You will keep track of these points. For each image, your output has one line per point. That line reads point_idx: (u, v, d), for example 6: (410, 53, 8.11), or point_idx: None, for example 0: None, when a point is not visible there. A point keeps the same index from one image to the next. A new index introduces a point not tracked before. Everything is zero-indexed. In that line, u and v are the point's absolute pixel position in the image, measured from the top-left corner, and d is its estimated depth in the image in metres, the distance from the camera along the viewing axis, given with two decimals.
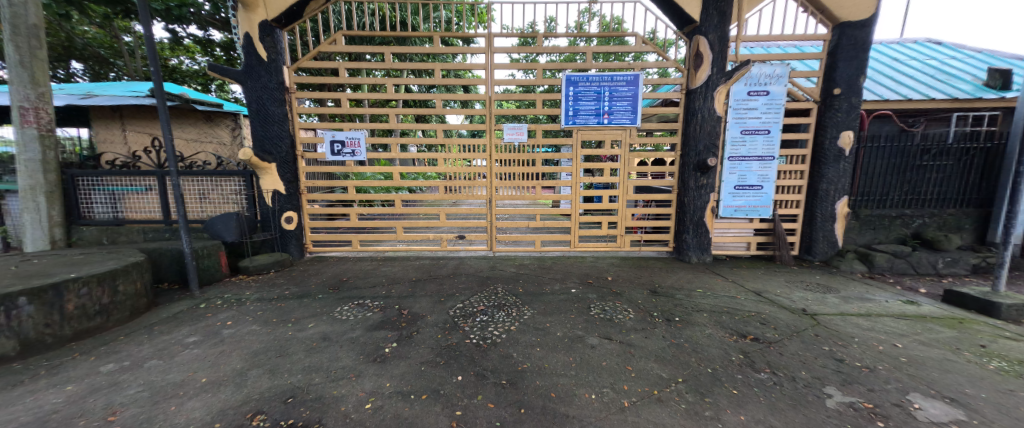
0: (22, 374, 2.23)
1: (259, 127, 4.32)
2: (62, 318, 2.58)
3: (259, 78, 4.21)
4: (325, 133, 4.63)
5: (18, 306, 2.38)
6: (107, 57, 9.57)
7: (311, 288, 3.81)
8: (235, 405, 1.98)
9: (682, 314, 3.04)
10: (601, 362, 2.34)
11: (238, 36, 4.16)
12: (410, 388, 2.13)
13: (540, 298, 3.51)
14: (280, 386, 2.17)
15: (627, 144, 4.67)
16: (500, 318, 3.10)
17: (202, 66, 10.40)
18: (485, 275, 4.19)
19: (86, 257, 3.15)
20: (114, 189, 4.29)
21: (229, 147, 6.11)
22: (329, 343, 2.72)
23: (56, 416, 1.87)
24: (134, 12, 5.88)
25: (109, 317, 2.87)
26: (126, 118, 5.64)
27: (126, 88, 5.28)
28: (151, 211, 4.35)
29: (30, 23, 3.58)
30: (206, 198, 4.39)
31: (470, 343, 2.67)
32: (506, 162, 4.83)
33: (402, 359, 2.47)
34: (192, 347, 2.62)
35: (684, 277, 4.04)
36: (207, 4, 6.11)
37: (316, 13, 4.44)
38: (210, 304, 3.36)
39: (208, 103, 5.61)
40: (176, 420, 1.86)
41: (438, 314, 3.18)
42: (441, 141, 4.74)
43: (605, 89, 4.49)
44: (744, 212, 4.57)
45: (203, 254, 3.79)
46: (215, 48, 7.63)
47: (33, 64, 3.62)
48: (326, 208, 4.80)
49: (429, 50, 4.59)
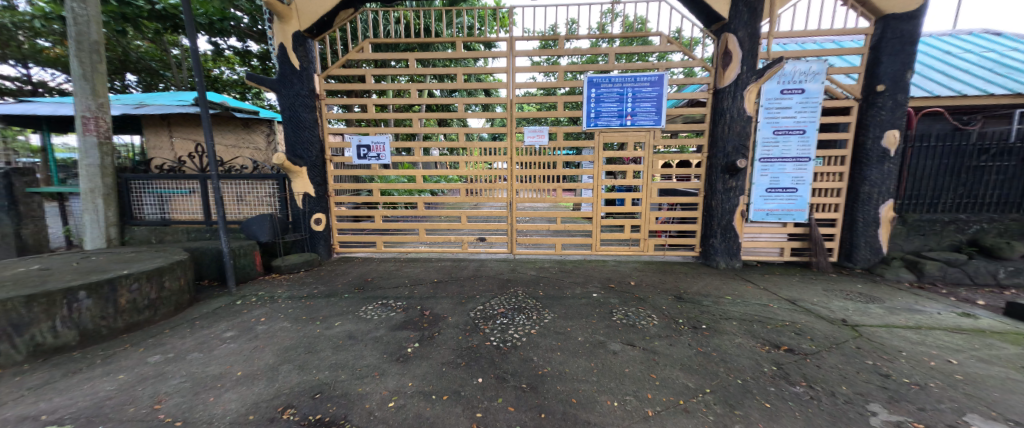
0: (81, 363, 2.44)
1: (290, 133, 4.52)
2: (116, 311, 2.79)
3: (292, 86, 4.41)
4: (352, 138, 4.78)
5: (78, 300, 2.60)
6: (158, 69, 10.30)
7: (337, 287, 3.95)
8: (267, 398, 2.08)
9: (709, 322, 2.93)
10: (623, 369, 2.30)
11: (274, 47, 4.37)
12: (431, 388, 2.16)
13: (561, 302, 3.47)
14: (307, 382, 2.26)
15: (651, 145, 4.56)
16: (520, 321, 3.09)
17: (241, 76, 11.04)
18: (506, 277, 4.20)
19: (137, 254, 3.41)
20: (161, 192, 4.59)
21: (265, 152, 6.35)
22: (354, 341, 2.80)
23: (109, 403, 2.03)
24: (181, 26, 6.32)
25: (156, 311, 3.08)
26: (173, 126, 5.97)
27: (174, 98, 5.66)
28: (194, 212, 4.64)
29: (91, 39, 3.91)
30: (243, 200, 4.71)
31: (491, 345, 2.68)
32: (527, 165, 4.82)
33: (423, 359, 2.51)
34: (229, 342, 2.77)
35: (711, 283, 3.88)
36: (246, 17, 6.49)
37: (345, 22, 4.59)
38: (246, 301, 3.54)
39: (246, 110, 5.92)
40: (214, 411, 1.97)
41: (459, 316, 3.21)
42: (462, 145, 4.80)
43: (628, 90, 4.41)
44: (776, 216, 4.36)
45: (240, 253, 4.00)
46: (252, 59, 8.08)
47: (94, 77, 3.95)
48: (352, 210, 4.94)
49: (452, 55, 4.61)
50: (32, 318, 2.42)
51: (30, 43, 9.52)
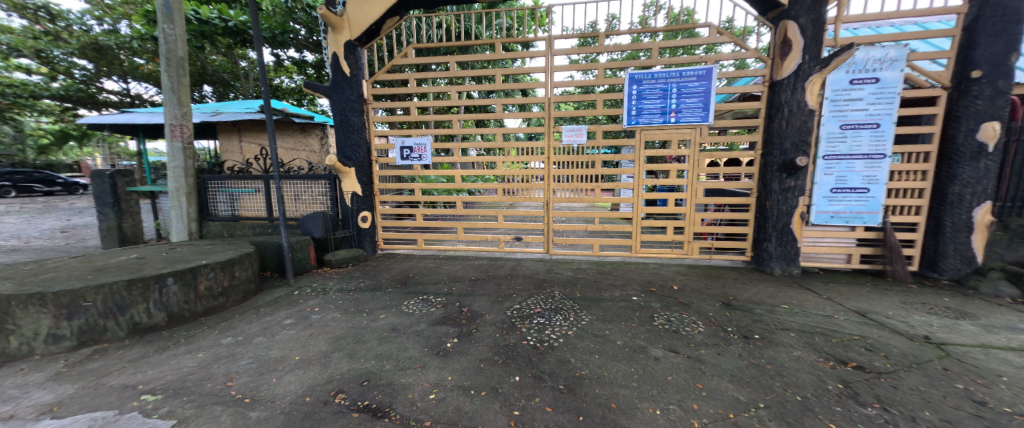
0: (169, 341, 2.78)
1: (341, 135, 4.83)
2: (196, 296, 3.15)
3: (343, 92, 4.70)
4: (396, 139, 4.99)
5: (167, 285, 2.97)
6: (229, 80, 11.45)
7: (382, 282, 4.16)
8: (322, 382, 2.25)
9: (762, 332, 2.73)
10: (666, 376, 2.21)
11: (328, 56, 4.70)
12: (470, 383, 2.21)
13: (599, 304, 3.40)
14: (356, 369, 2.40)
15: (697, 143, 4.33)
16: (557, 321, 3.07)
17: (298, 84, 11.96)
18: (542, 277, 4.19)
19: (213, 247, 3.82)
20: (231, 191, 5.09)
21: (319, 154, 6.81)
22: (397, 333, 2.94)
23: (191, 378, 2.30)
24: (248, 41, 6.97)
25: (228, 298, 3.43)
26: (242, 131, 6.57)
27: (243, 106, 6.26)
28: (258, 210, 5.10)
29: (178, 55, 4.43)
30: (300, 199, 5.11)
31: (528, 345, 2.69)
32: (564, 164, 4.77)
33: (462, 355, 2.57)
34: (288, 328, 3.03)
35: (765, 290, 3.61)
36: (303, 29, 7.01)
37: (391, 29, 4.77)
38: (302, 291, 3.84)
39: (302, 115, 6.41)
40: (277, 391, 2.16)
41: (497, 314, 3.26)
42: (499, 145, 4.85)
43: (672, 85, 4.22)
44: (842, 219, 3.97)
45: (298, 247, 4.35)
46: (308, 67, 8.74)
47: (180, 89, 4.47)
48: (395, 209, 5.17)
49: (490, 57, 4.66)
50: (132, 300, 2.80)
51: (129, 61, 10.95)
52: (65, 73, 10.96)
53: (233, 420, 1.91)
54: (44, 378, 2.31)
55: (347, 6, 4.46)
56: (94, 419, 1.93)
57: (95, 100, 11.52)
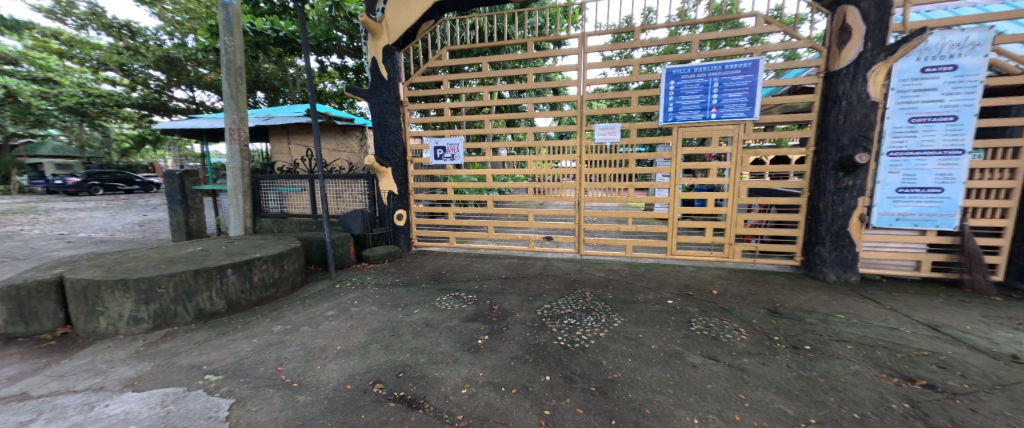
0: (228, 327, 3.04)
1: (379, 137, 5.04)
2: (251, 286, 3.42)
3: (382, 95, 4.91)
4: (430, 140, 5.12)
5: (226, 275, 3.24)
6: (279, 87, 12.30)
7: (416, 278, 4.31)
8: (361, 371, 2.37)
9: (814, 343, 2.54)
10: (704, 384, 2.11)
11: (368, 61, 4.92)
12: (501, 380, 2.24)
13: (632, 306, 3.32)
14: (392, 361, 2.51)
15: (741, 140, 4.09)
16: (588, 323, 3.03)
17: (340, 88, 12.61)
18: (573, 278, 4.15)
19: (265, 241, 4.12)
20: (280, 189, 5.47)
21: (358, 154, 7.15)
22: (431, 328, 3.03)
23: (247, 362, 2.51)
24: (296, 49, 7.45)
25: (278, 288, 3.69)
26: (290, 134, 7.04)
27: (291, 110, 6.70)
28: (304, 208, 5.44)
29: (236, 65, 4.82)
30: (341, 197, 5.40)
31: (558, 345, 2.68)
32: (596, 163, 4.69)
33: (493, 352, 2.61)
34: (331, 319, 3.21)
35: (817, 298, 3.35)
36: (345, 36, 7.38)
37: (426, 33, 4.86)
38: (343, 285, 4.06)
39: (344, 118, 6.77)
40: (321, 378, 2.31)
41: (527, 313, 3.27)
42: (530, 144, 4.85)
43: (714, 79, 4.02)
44: (910, 222, 3.60)
45: (339, 243, 4.60)
46: (348, 72, 9.20)
47: (238, 96, 4.85)
48: (428, 207, 5.32)
49: (523, 56, 4.65)
50: (197, 288, 3.08)
51: (195, 72, 12.06)
52: (143, 84, 12.26)
53: (283, 403, 2.06)
54: (127, 355, 2.62)
55: (386, 12, 4.66)
56: (167, 394, 2.16)
57: (166, 107, 12.78)
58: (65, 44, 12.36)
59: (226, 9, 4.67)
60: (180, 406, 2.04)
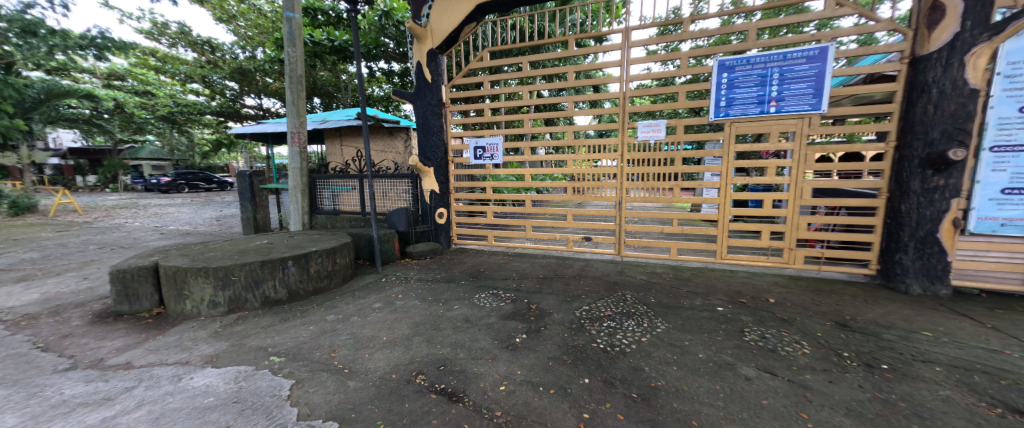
0: (288, 314, 3.33)
1: (422, 138, 5.24)
2: (308, 278, 3.71)
3: (425, 97, 5.10)
4: (470, 140, 5.23)
5: (288, 267, 3.55)
6: (333, 92, 13.18)
7: (455, 274, 4.42)
8: (405, 362, 2.48)
9: (891, 362, 2.26)
10: (759, 399, 1.96)
11: (413, 65, 5.13)
12: (539, 380, 2.23)
13: (677, 312, 3.16)
14: (433, 354, 2.60)
15: (804, 135, 3.74)
16: (629, 326, 2.93)
17: (387, 92, 13.26)
18: (613, 280, 4.03)
19: (320, 236, 4.45)
20: (333, 188, 5.87)
21: (403, 155, 7.50)
22: (470, 324, 3.10)
23: (304, 347, 2.72)
24: (348, 57, 7.94)
25: (331, 280, 3.97)
26: (342, 136, 7.53)
27: (343, 114, 7.17)
28: (354, 205, 5.80)
29: (297, 74, 5.24)
30: (387, 196, 5.70)
31: (598, 347, 2.62)
32: (639, 162, 4.52)
33: (531, 351, 2.61)
34: (377, 311, 3.40)
35: (895, 312, 2.98)
36: (392, 42, 7.73)
37: (468, 35, 4.96)
38: (388, 279, 4.27)
39: (390, 120, 7.11)
40: (369, 366, 2.45)
41: (565, 313, 3.23)
42: (570, 143, 4.78)
43: (773, 70, 3.71)
44: (1018, 228, 3.09)
45: (385, 239, 4.86)
46: (395, 76, 9.65)
47: (298, 102, 5.28)
48: (468, 206, 5.45)
49: (563, 54, 4.59)
50: (264, 277, 3.41)
51: (262, 81, 13.30)
52: (220, 93, 13.74)
53: (335, 387, 2.22)
54: (207, 334, 2.96)
55: (431, 18, 4.82)
56: (239, 371, 2.41)
57: (239, 114, 14.22)
58: (159, 60, 14.17)
59: (289, 23, 5.07)
60: (250, 383, 2.26)
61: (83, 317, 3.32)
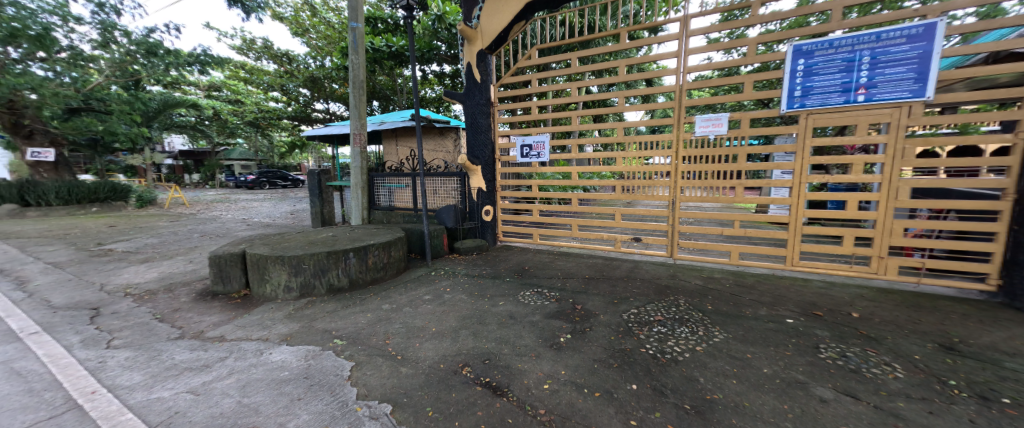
0: (349, 301, 3.62)
1: (471, 137, 5.38)
2: (366, 268, 4.01)
3: (474, 97, 5.23)
4: (517, 139, 5.27)
5: (349, 258, 3.86)
6: (389, 95, 14.04)
7: (501, 271, 4.50)
8: (452, 354, 2.58)
9: (1017, 397, 1.88)
10: (837, 424, 1.74)
11: (464, 66, 5.28)
12: (584, 381, 2.20)
13: (737, 321, 2.92)
14: (479, 348, 2.67)
15: (900, 127, 3.24)
16: (682, 333, 2.76)
17: (438, 93, 13.82)
18: (664, 283, 3.83)
19: (377, 230, 4.78)
20: (390, 186, 6.26)
21: (452, 154, 7.78)
22: (514, 321, 3.13)
23: (362, 333, 2.95)
24: (404, 61, 8.41)
25: (386, 272, 4.24)
26: (397, 137, 8.01)
27: (399, 116, 7.62)
28: (407, 202, 6.14)
29: (359, 79, 5.65)
30: (437, 193, 5.96)
31: (646, 353, 2.50)
32: (696, 159, 4.23)
33: (576, 351, 2.58)
34: (427, 303, 3.57)
35: (1023, 338, 2.47)
36: (444, 45, 8.04)
37: (517, 34, 4.99)
38: (437, 273, 4.46)
39: (441, 121, 7.40)
40: (420, 354, 2.59)
41: (612, 315, 3.14)
42: (619, 140, 4.60)
43: (862, 53, 3.26)
44: None
45: (435, 234, 5.08)
46: (446, 78, 10.04)
47: (359, 105, 5.70)
48: (513, 204, 5.49)
49: (614, 47, 4.43)
50: (329, 267, 3.75)
51: (329, 87, 14.56)
52: (295, 100, 15.29)
53: (389, 372, 2.37)
54: (283, 315, 3.32)
55: (481, 19, 4.95)
56: (309, 350, 2.68)
57: (309, 118, 15.70)
58: (247, 72, 16.10)
59: (353, 32, 5.48)
60: (317, 362, 2.50)
61: (189, 294, 3.91)
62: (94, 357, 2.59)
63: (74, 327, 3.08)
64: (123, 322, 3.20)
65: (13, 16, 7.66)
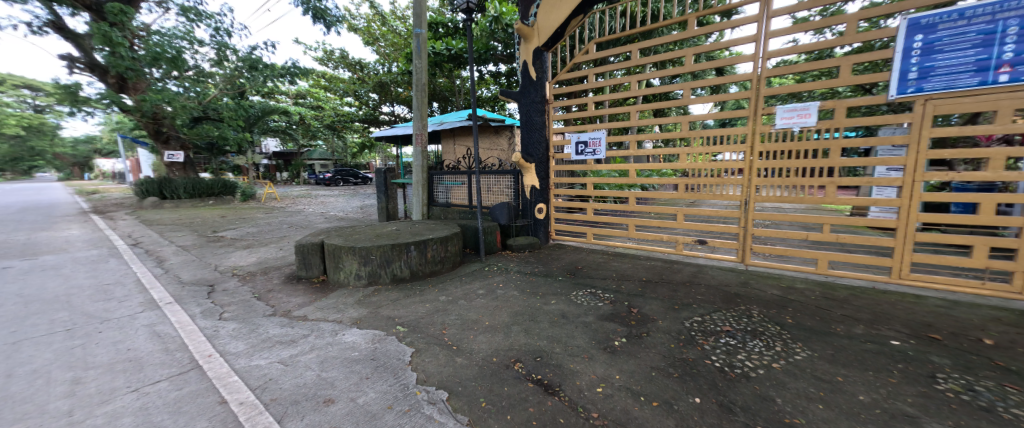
0: (410, 291, 3.87)
1: (525, 135, 5.40)
2: (425, 261, 4.25)
3: (530, 95, 5.24)
4: (572, 135, 5.19)
5: (410, 251, 4.12)
6: (448, 96, 14.69)
7: (553, 269, 4.47)
8: (504, 348, 2.63)
9: None
10: None
11: (520, 64, 5.32)
12: (640, 389, 2.10)
13: (824, 339, 2.56)
14: (531, 344, 2.69)
15: None
16: (754, 347, 2.51)
17: (494, 92, 14.12)
18: (733, 291, 3.51)
19: (435, 226, 5.04)
20: (447, 184, 6.55)
21: (507, 152, 7.92)
22: (566, 320, 3.10)
23: (422, 322, 3.14)
24: (462, 63, 8.73)
25: (443, 265, 4.45)
26: (455, 136, 8.36)
27: (457, 116, 7.93)
28: (463, 199, 6.37)
29: (422, 82, 5.99)
30: (491, 191, 6.10)
31: (711, 366, 2.31)
32: (774, 155, 3.79)
33: (631, 356, 2.47)
34: (481, 297, 3.68)
35: None
36: (501, 45, 8.18)
37: (575, 29, 4.89)
38: (490, 269, 4.58)
39: (496, 119, 7.53)
40: (473, 346, 2.68)
41: (672, 322, 2.95)
42: (683, 135, 4.29)
43: (1007, 23, 2.67)
44: None
45: (488, 231, 5.21)
46: (502, 77, 10.23)
47: (421, 107, 6.05)
48: (566, 202, 5.41)
49: (680, 35, 4.13)
50: (392, 258, 4.04)
51: (395, 91, 15.68)
52: (366, 104, 16.71)
53: (446, 360, 2.49)
54: (354, 301, 3.66)
55: (538, 16, 4.94)
56: (375, 334, 2.92)
57: (377, 120, 17.04)
58: (326, 81, 17.94)
59: (417, 38, 5.81)
60: (382, 346, 2.72)
61: (280, 277, 4.49)
62: (211, 326, 3.10)
63: (196, 299, 3.71)
64: (231, 298, 3.78)
65: (157, 43, 9.39)
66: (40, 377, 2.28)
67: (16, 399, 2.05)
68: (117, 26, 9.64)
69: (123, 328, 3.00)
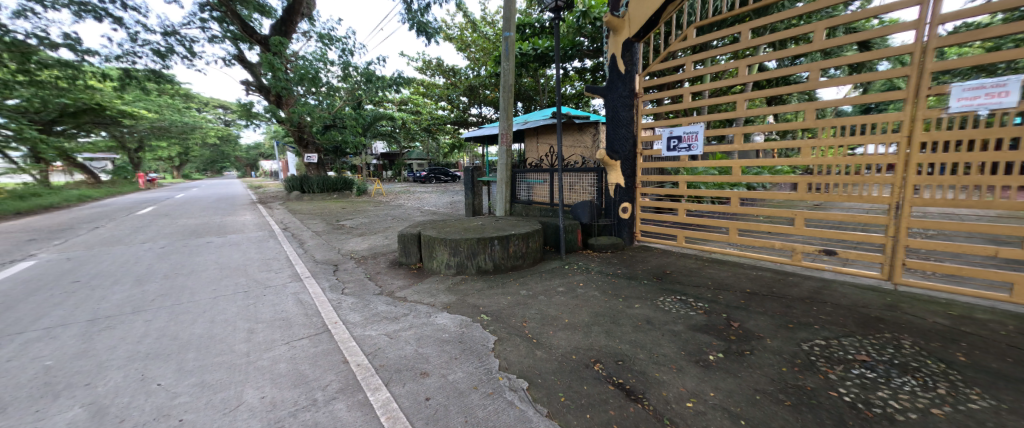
0: (493, 283, 4.09)
1: (611, 131, 5.21)
2: (508, 256, 4.44)
3: (617, 90, 5.03)
4: (663, 130, 4.82)
5: (494, 245, 4.35)
6: (533, 95, 14.91)
7: (637, 272, 4.25)
8: (584, 347, 2.61)
9: None
10: None
11: (608, 58, 5.16)
12: (740, 411, 1.87)
13: (1018, 389, 1.93)
14: (612, 347, 2.61)
15: None
16: (904, 386, 2.02)
17: (580, 89, 13.87)
18: (872, 313, 2.87)
19: (517, 222, 5.22)
20: (529, 181, 6.71)
21: (590, 149, 7.75)
22: (652, 327, 2.92)
23: (504, 313, 3.29)
24: (548, 62, 8.80)
25: (524, 261, 4.59)
26: (539, 134, 8.49)
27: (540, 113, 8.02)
28: (544, 196, 6.46)
29: (509, 83, 6.23)
30: (573, 188, 6.04)
31: (838, 399, 1.94)
32: (945, 146, 2.96)
33: (729, 374, 2.22)
34: (561, 294, 3.70)
35: None
36: (587, 40, 8.02)
37: (671, 15, 4.53)
38: (570, 267, 4.56)
39: (580, 117, 7.41)
40: (552, 342, 2.72)
41: (785, 343, 2.55)
42: (805, 125, 3.65)
43: None
44: None
45: (569, 229, 5.18)
46: (587, 73, 10.01)
47: (507, 107, 6.30)
48: (655, 202, 5.06)
49: (806, 8, 3.51)
50: (478, 251, 4.31)
51: (483, 94, 16.54)
52: (457, 107, 17.99)
53: (526, 352, 2.58)
54: (444, 287, 4.03)
55: (629, 7, 4.74)
56: (463, 320, 3.18)
57: (466, 122, 18.22)
58: (424, 88, 19.85)
59: (506, 41, 6.08)
60: (469, 331, 2.94)
61: (385, 262, 5.17)
62: (335, 298, 3.75)
63: (326, 275, 4.52)
64: (350, 277, 4.51)
65: (302, 66, 11.52)
66: (230, 325, 3.06)
67: (218, 338, 2.80)
68: (277, 55, 12.19)
69: (278, 294, 3.83)
